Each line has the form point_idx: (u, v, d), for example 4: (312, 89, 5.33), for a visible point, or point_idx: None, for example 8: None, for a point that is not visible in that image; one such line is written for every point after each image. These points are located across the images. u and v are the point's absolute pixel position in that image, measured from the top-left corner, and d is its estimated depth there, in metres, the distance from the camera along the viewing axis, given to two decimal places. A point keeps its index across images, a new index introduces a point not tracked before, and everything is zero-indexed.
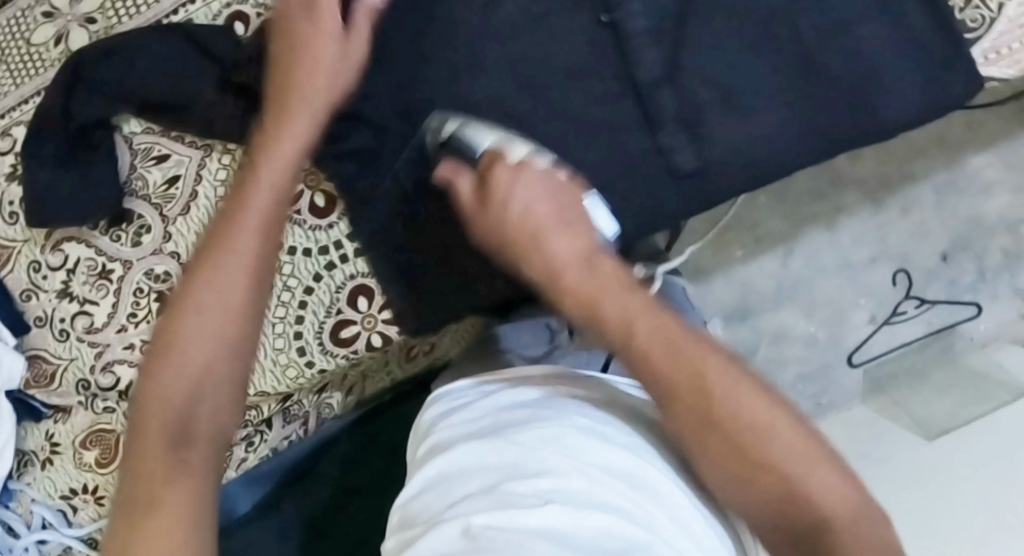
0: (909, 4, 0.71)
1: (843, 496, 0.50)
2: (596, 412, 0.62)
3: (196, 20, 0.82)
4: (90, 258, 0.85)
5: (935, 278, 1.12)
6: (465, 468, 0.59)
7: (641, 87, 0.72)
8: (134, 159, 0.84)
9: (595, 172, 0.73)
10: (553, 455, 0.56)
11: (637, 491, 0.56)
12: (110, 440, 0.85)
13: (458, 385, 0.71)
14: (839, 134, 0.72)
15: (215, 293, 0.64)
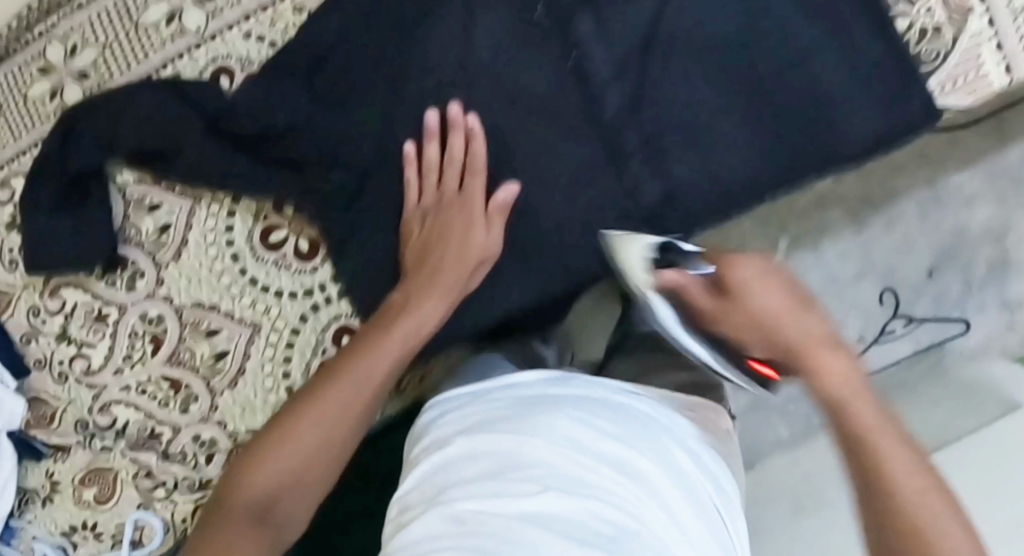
0: (837, 58, 0.83)
1: (912, 479, 0.59)
2: (601, 412, 0.69)
3: (184, 74, 0.86)
4: (87, 302, 0.88)
5: (922, 293, 1.06)
6: (465, 454, 0.67)
7: (609, 130, 0.82)
8: (128, 208, 0.87)
9: (576, 204, 0.82)
10: (542, 446, 0.64)
11: (622, 475, 0.63)
12: (108, 477, 0.89)
13: (454, 391, 0.77)
14: (782, 171, 0.84)
15: (327, 405, 0.76)
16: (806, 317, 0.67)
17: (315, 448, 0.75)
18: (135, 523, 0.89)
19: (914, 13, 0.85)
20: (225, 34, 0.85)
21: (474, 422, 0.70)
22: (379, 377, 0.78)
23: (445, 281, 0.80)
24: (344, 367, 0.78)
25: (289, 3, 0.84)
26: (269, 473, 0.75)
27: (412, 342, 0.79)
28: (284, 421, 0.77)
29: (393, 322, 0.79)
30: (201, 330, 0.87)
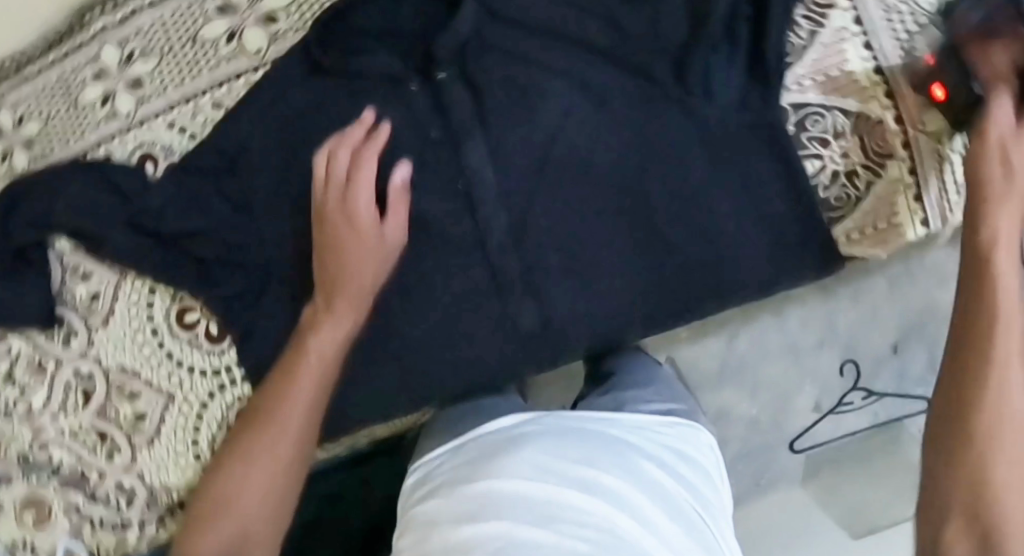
0: (739, 193, 0.82)
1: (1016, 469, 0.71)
2: (553, 438, 0.87)
3: (114, 155, 0.91)
4: (30, 352, 0.97)
5: (880, 367, 1.24)
6: (459, 499, 0.83)
7: (490, 255, 0.84)
8: (65, 273, 0.95)
9: (468, 317, 0.86)
10: (520, 483, 0.81)
11: (587, 496, 0.80)
12: (45, 506, 0.98)
13: (439, 450, 0.94)
14: (682, 291, 0.86)
15: (270, 440, 0.86)
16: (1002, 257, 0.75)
17: (264, 490, 0.87)
18: (66, 549, 0.98)
19: (828, 156, 0.82)
20: (151, 121, 0.91)
21: (468, 459, 0.89)
22: (299, 415, 0.86)
23: (350, 304, 0.84)
24: (268, 410, 0.86)
25: (209, 99, 0.89)
26: (238, 520, 0.86)
27: (325, 367, 0.85)
28: (237, 462, 0.87)
29: (297, 367, 0.85)
30: (124, 392, 0.95)
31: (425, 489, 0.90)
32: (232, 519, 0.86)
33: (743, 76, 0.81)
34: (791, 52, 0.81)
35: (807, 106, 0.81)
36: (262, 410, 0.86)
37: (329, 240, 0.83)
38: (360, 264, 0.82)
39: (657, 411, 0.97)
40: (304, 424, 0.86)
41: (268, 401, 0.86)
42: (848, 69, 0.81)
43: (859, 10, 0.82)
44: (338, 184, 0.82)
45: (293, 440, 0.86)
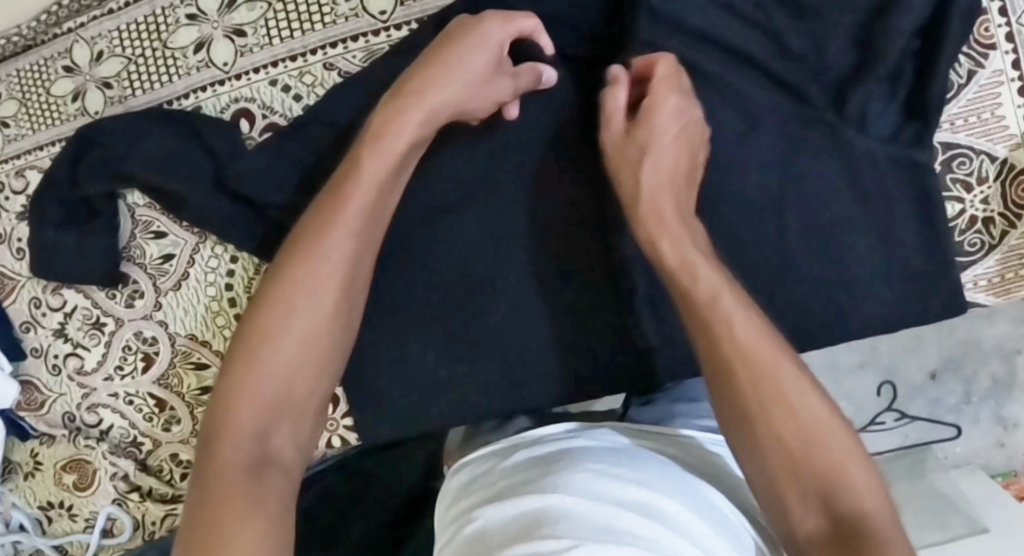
0: (876, 223, 0.79)
1: (876, 504, 0.61)
2: (599, 458, 0.69)
3: (205, 108, 0.85)
4: (87, 307, 0.90)
5: (920, 394, 1.13)
6: (492, 523, 0.66)
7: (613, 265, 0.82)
8: (135, 228, 0.88)
9: (575, 319, 0.84)
10: (570, 498, 0.64)
11: (647, 518, 0.63)
12: (88, 470, 0.93)
13: (481, 452, 0.80)
14: (801, 306, 0.80)
15: (313, 278, 0.72)
16: (772, 387, 0.64)
17: (300, 352, 0.71)
18: (107, 516, 0.93)
19: (968, 200, 0.81)
20: (252, 75, 0.84)
21: (497, 491, 0.70)
22: (346, 243, 0.73)
23: (406, 151, 0.75)
24: (305, 251, 0.73)
25: (320, 59, 0.82)
26: (266, 391, 0.69)
27: (370, 224, 0.75)
28: (281, 282, 0.73)
29: (341, 204, 0.74)
30: (189, 361, 0.88)
31: (467, 499, 0.73)
32: (260, 392, 0.69)
33: (897, 112, 0.78)
34: (948, 89, 0.79)
35: (955, 146, 0.80)
36: (297, 250, 0.74)
37: (408, 81, 0.74)
38: (443, 94, 0.74)
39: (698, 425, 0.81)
40: (346, 270, 0.73)
41: (304, 242, 0.74)
42: (1001, 113, 0.79)
43: (1020, 53, 0.78)
44: (458, 28, 0.74)
45: (334, 291, 0.73)
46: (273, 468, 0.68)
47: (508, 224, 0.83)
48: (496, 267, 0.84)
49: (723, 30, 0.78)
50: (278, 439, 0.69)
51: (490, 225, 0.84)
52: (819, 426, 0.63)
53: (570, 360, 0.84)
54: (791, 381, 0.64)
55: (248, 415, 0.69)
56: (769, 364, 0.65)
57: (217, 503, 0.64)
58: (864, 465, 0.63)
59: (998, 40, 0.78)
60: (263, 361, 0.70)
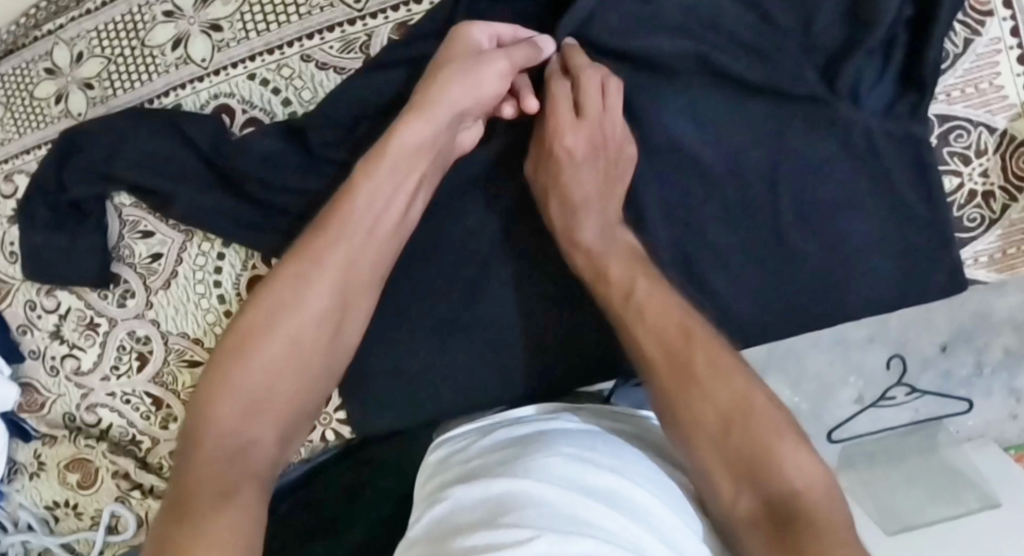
0: (870, 199, 0.77)
1: (804, 475, 0.63)
2: (576, 445, 0.68)
3: (186, 104, 0.84)
4: (80, 309, 0.90)
5: (930, 367, 1.03)
6: (460, 501, 0.65)
7: None
8: (123, 228, 0.88)
9: (565, 307, 0.82)
10: (540, 485, 0.62)
11: (615, 510, 0.61)
12: (91, 468, 0.94)
13: (460, 430, 0.79)
14: (794, 288, 0.79)
15: (307, 284, 0.75)
16: (700, 380, 0.68)
17: (285, 354, 0.73)
18: (112, 514, 0.92)
19: (967, 173, 0.78)
20: (230, 70, 0.83)
21: (467, 474, 0.69)
22: (341, 249, 0.75)
23: (406, 157, 0.75)
24: (297, 256, 0.76)
25: (298, 51, 0.81)
26: (249, 385, 0.72)
27: (366, 235, 0.76)
28: (276, 286, 0.75)
29: (336, 214, 0.75)
30: (184, 359, 0.88)
31: (441, 477, 0.72)
32: (242, 384, 0.72)
33: (891, 85, 0.76)
34: (945, 59, 0.77)
35: (952, 118, 0.77)
36: (293, 256, 0.76)
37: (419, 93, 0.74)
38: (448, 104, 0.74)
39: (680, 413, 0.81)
40: (337, 277, 0.75)
41: (301, 250, 0.76)
42: (1000, 83, 0.76)
43: (1019, 20, 0.75)
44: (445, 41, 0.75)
45: (324, 296, 0.75)
46: (246, 467, 0.69)
47: (496, 216, 0.82)
48: (485, 257, 0.82)
49: (708, 8, 0.76)
50: (258, 441, 0.71)
51: (474, 215, 0.82)
52: (745, 409, 0.66)
53: (562, 348, 0.83)
54: (705, 366, 0.68)
55: (228, 409, 0.71)
56: (690, 358, 0.69)
57: (190, 491, 0.66)
58: (793, 440, 0.65)
59: (995, 7, 0.75)
60: (253, 363, 0.73)
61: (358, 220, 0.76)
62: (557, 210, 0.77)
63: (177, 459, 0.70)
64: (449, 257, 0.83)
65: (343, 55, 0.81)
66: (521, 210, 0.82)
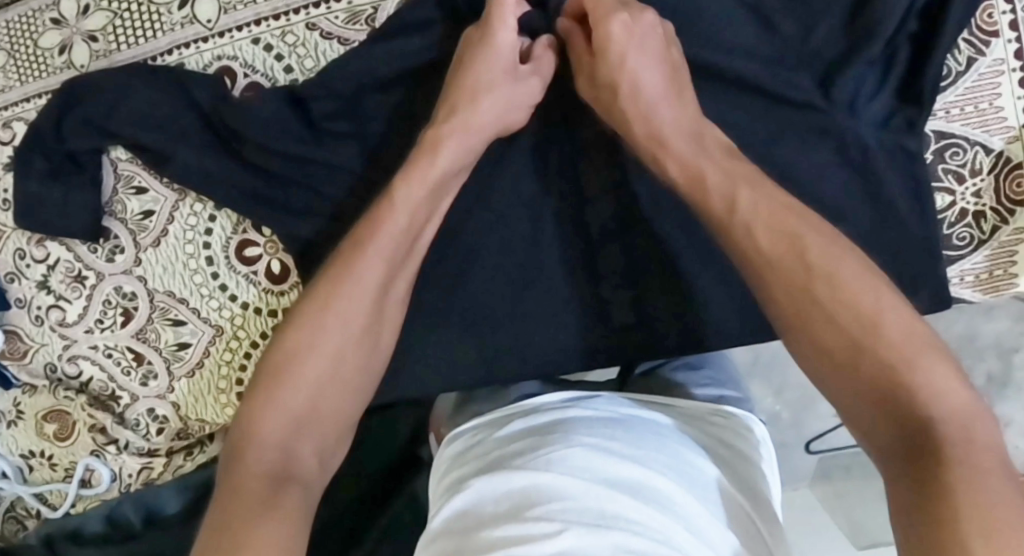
0: (863, 211, 0.77)
1: (954, 405, 0.58)
2: (596, 437, 0.70)
3: (188, 64, 0.84)
4: (69, 261, 0.90)
5: None
6: (478, 497, 0.68)
7: (591, 244, 0.83)
8: (117, 183, 0.88)
9: (549, 295, 0.83)
10: (562, 478, 0.65)
11: (639, 501, 0.64)
12: (68, 420, 0.94)
13: (472, 422, 0.80)
14: None
15: (352, 292, 0.73)
16: (851, 303, 0.62)
17: (329, 367, 0.72)
18: (87, 467, 0.94)
19: (960, 193, 0.78)
20: (235, 33, 0.83)
21: (490, 463, 0.72)
22: (384, 254, 0.75)
23: (440, 162, 0.76)
24: (340, 269, 0.74)
25: (303, 19, 0.81)
26: (297, 404, 0.70)
27: (407, 242, 0.76)
28: (321, 292, 0.74)
29: (377, 225, 0.75)
30: (168, 318, 0.88)
31: (459, 472, 0.74)
32: (289, 404, 0.70)
33: (888, 99, 0.76)
34: (946, 76, 0.77)
35: (949, 135, 0.77)
36: (337, 262, 0.75)
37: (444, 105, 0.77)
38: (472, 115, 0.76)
39: (710, 396, 0.83)
40: (378, 289, 0.74)
41: (344, 257, 0.75)
42: (1000, 105, 0.77)
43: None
44: (468, 41, 0.77)
45: (366, 310, 0.74)
46: (292, 481, 0.67)
47: (487, 200, 0.83)
48: (474, 241, 0.83)
49: (714, 8, 0.76)
50: (301, 453, 0.69)
51: (465, 199, 0.83)
52: (900, 335, 0.61)
53: (545, 337, 0.84)
54: (856, 283, 0.63)
55: (273, 428, 0.69)
56: (831, 282, 0.64)
57: (230, 506, 0.64)
58: (943, 364, 0.60)
59: (1002, 27, 0.76)
60: (296, 372, 0.71)
61: (401, 225, 0.75)
62: (650, 138, 0.73)
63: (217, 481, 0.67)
64: (437, 238, 0.83)
65: (349, 27, 0.81)
66: (513, 196, 0.82)
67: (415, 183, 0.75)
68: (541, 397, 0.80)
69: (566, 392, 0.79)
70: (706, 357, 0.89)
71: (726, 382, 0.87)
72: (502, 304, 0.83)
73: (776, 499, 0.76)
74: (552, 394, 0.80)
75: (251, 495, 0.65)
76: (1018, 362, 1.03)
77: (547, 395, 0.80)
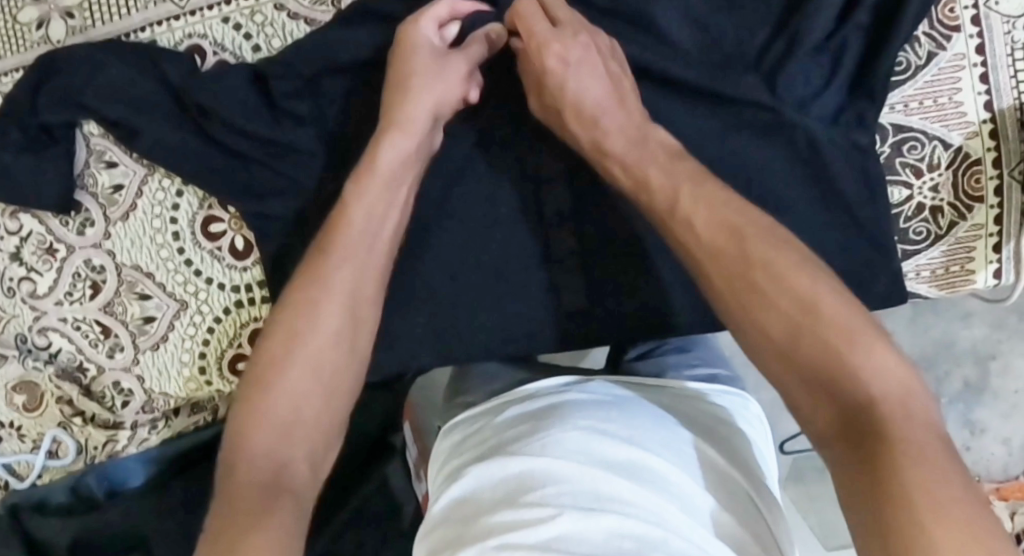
0: (818, 203, 0.77)
1: (897, 388, 0.57)
2: (590, 418, 0.70)
3: (160, 41, 0.86)
4: (41, 233, 0.91)
5: None
6: (475, 486, 0.68)
7: (545, 226, 0.84)
8: (89, 157, 0.89)
9: (506, 278, 0.85)
10: (556, 461, 0.65)
11: (634, 481, 0.64)
12: (37, 391, 0.95)
13: (467, 413, 0.79)
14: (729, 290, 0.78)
15: (325, 289, 0.73)
16: (786, 283, 0.62)
17: (308, 368, 0.70)
18: (54, 438, 0.95)
19: (917, 187, 0.78)
20: (205, 12, 0.85)
21: (488, 451, 0.72)
22: (356, 246, 0.75)
23: (396, 166, 0.77)
24: (309, 276, 0.74)
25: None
26: (280, 412, 0.68)
27: (367, 242, 0.76)
28: (296, 295, 0.74)
29: (342, 228, 0.76)
30: (134, 291, 0.90)
31: (458, 462, 0.74)
32: (269, 413, 0.68)
33: (843, 91, 0.77)
34: (905, 70, 0.77)
35: (907, 129, 0.77)
36: (310, 263, 0.75)
37: (393, 97, 0.77)
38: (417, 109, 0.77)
39: (701, 375, 0.83)
40: (352, 286, 0.74)
41: (316, 259, 0.75)
42: (959, 100, 0.77)
43: (985, 39, 0.76)
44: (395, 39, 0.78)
45: (343, 306, 0.73)
46: (286, 485, 0.65)
47: (444, 184, 0.84)
48: (434, 224, 0.84)
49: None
50: (293, 459, 0.67)
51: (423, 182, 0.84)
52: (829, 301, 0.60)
53: (507, 323, 0.85)
54: (809, 280, 0.61)
55: (263, 436, 0.67)
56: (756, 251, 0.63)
57: (229, 511, 0.62)
58: (885, 346, 0.58)
59: (963, 22, 0.76)
60: (275, 375, 0.70)
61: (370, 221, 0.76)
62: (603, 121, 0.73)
63: (213, 493, 0.65)
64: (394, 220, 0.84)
65: (315, 8, 0.84)
66: (471, 181, 0.84)
67: (382, 178, 0.77)
68: (544, 382, 0.79)
69: (562, 379, 0.78)
70: (704, 341, 0.90)
71: (719, 366, 0.87)
72: (461, 287, 0.85)
73: (772, 475, 0.76)
74: (557, 380, 0.79)
75: (245, 498, 0.63)
76: (994, 370, 1.03)
77: (545, 382, 0.79)
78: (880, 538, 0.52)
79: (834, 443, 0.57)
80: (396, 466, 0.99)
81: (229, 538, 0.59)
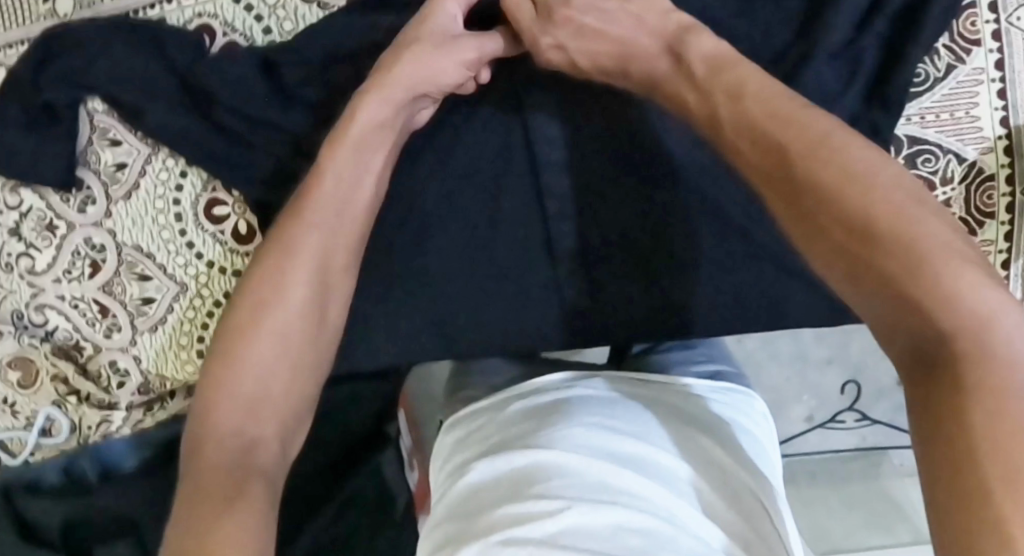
0: None
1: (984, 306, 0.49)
2: (595, 415, 0.70)
3: (168, 19, 0.85)
4: (42, 210, 0.89)
5: (883, 398, 1.09)
6: (481, 482, 0.68)
7: (548, 219, 0.83)
8: (92, 134, 0.88)
9: (512, 274, 0.84)
10: (563, 456, 0.65)
11: (643, 477, 0.64)
12: (32, 368, 0.94)
13: (472, 406, 0.79)
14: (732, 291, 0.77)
15: (291, 261, 0.72)
16: (856, 183, 0.54)
17: (274, 345, 0.70)
18: (47, 416, 0.94)
19: None
20: None
21: (493, 445, 0.71)
22: (325, 219, 0.74)
23: (369, 137, 0.76)
24: (277, 251, 0.73)
25: None
26: (243, 390, 0.68)
27: (342, 219, 0.75)
28: (262, 271, 0.73)
29: (310, 201, 0.74)
30: (134, 272, 0.89)
31: (464, 455, 0.74)
32: (235, 391, 0.68)
33: (862, 101, 0.76)
34: (924, 82, 0.76)
35: (922, 141, 0.77)
36: (281, 239, 0.74)
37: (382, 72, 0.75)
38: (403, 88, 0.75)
39: (706, 371, 0.83)
40: (320, 259, 0.73)
41: (284, 235, 0.74)
42: (976, 114, 0.76)
43: (1004, 54, 0.75)
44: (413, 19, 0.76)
45: (309, 282, 0.72)
46: (253, 468, 0.65)
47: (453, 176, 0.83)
48: (440, 217, 0.84)
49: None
50: (262, 441, 0.67)
51: (432, 174, 0.83)
52: (938, 245, 0.51)
53: (511, 317, 0.85)
54: (883, 183, 0.54)
55: (227, 414, 0.67)
56: (855, 192, 0.54)
57: (201, 494, 0.62)
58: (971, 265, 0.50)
59: (984, 36, 0.75)
60: (238, 352, 0.69)
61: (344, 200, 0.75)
62: None
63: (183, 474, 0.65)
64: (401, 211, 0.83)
65: None
66: (480, 175, 0.83)
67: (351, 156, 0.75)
68: (546, 378, 0.78)
69: (561, 373, 0.78)
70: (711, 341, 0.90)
71: (726, 364, 0.87)
72: (467, 281, 0.84)
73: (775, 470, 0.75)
74: (552, 376, 0.78)
75: (210, 484, 0.63)
76: None
77: (547, 377, 0.78)
78: (955, 486, 0.46)
79: (903, 367, 0.51)
80: (392, 455, 0.99)
81: (200, 526, 0.60)
